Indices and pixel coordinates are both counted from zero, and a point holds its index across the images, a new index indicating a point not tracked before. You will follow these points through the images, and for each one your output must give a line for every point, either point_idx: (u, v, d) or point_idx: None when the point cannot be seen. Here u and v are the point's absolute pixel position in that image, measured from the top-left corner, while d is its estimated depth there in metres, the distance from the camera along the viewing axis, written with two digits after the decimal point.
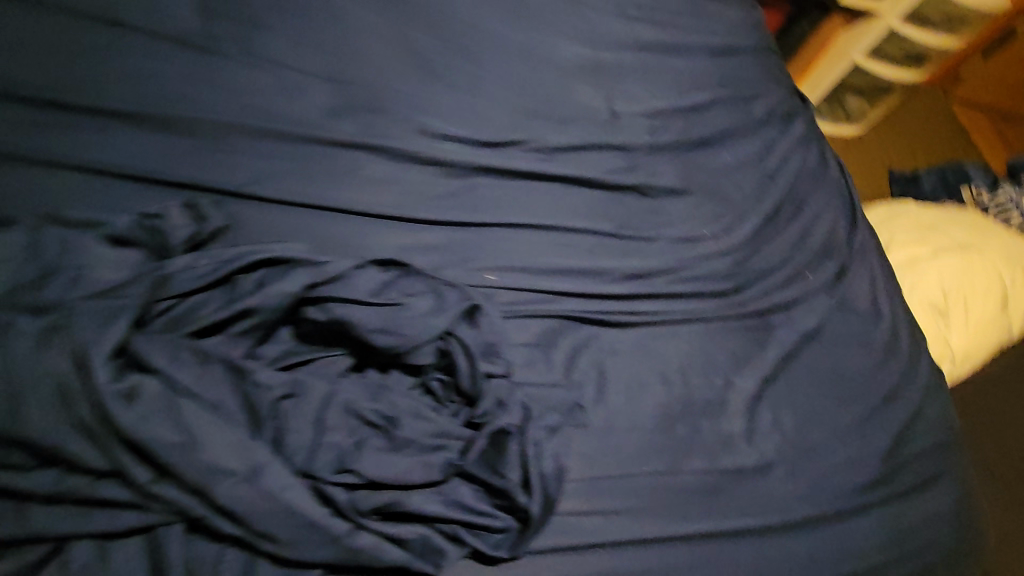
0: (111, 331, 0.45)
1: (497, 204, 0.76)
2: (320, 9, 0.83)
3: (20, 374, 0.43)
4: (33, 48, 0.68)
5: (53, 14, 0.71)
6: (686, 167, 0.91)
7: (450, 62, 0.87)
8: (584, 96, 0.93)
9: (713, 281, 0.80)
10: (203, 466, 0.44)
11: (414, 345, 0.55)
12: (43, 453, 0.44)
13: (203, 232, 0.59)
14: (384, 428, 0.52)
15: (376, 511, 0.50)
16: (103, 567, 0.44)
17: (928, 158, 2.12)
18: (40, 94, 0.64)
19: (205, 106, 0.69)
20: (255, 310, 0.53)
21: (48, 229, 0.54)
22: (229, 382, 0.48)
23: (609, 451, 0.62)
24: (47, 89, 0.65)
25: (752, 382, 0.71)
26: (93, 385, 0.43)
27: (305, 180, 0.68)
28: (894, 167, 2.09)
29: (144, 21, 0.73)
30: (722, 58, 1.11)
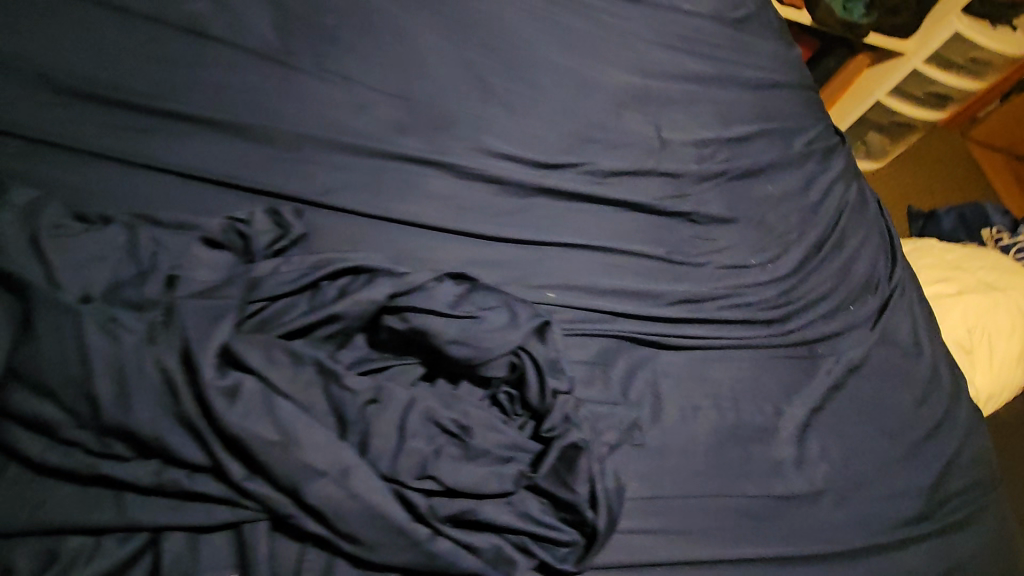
0: (217, 331, 0.47)
1: (555, 223, 0.78)
2: (387, 28, 0.85)
3: (130, 367, 0.45)
4: (120, 53, 0.69)
5: (138, 20, 0.72)
6: (733, 197, 0.93)
7: (508, 84, 0.89)
8: (636, 124, 0.95)
9: (761, 309, 0.81)
10: (298, 466, 0.46)
11: (488, 358, 0.57)
12: (145, 446, 0.45)
13: (286, 238, 0.60)
14: (460, 437, 0.54)
15: (451, 518, 0.51)
16: (195, 559, 0.45)
17: (952, 196, 2.14)
18: (127, 98, 0.66)
19: (283, 117, 0.71)
20: (340, 316, 0.55)
21: (142, 228, 0.55)
22: (320, 385, 0.50)
23: (666, 471, 0.64)
24: (134, 92, 0.67)
25: (800, 411, 0.73)
26: (201, 381, 0.45)
27: (375, 191, 0.70)
28: (920, 203, 2.11)
29: (224, 32, 0.75)
30: (765, 91, 1.14)
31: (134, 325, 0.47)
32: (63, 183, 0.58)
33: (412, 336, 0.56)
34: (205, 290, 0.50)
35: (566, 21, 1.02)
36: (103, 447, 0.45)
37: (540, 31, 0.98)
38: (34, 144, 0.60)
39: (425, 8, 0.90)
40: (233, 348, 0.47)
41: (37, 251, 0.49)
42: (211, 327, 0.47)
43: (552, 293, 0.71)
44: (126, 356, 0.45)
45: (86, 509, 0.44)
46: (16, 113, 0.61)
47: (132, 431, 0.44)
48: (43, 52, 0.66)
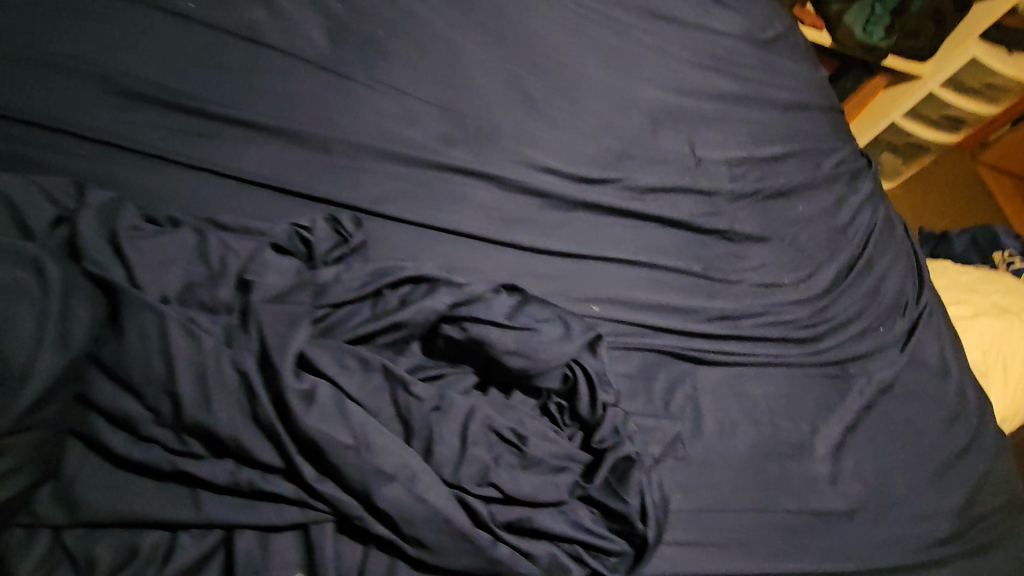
0: (294, 336, 0.49)
1: (597, 238, 0.80)
2: (434, 40, 0.86)
3: (212, 368, 0.47)
4: (178, 55, 0.70)
5: (194, 23, 0.72)
6: (765, 216, 0.95)
7: (549, 99, 0.90)
8: (670, 142, 0.97)
9: (794, 328, 0.83)
10: (369, 469, 0.47)
11: (543, 370, 0.58)
12: (222, 446, 0.46)
13: (345, 245, 0.62)
14: (517, 445, 0.55)
15: (508, 525, 0.52)
16: (266, 557, 0.46)
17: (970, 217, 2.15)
18: (187, 101, 0.66)
19: (337, 125, 0.72)
20: (402, 324, 0.56)
21: (210, 232, 0.57)
22: (387, 391, 0.52)
23: (708, 484, 0.65)
24: (193, 96, 0.67)
25: (834, 429, 0.74)
26: (280, 383, 0.47)
27: (427, 201, 0.71)
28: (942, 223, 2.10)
29: (277, 39, 0.75)
30: (794, 112, 1.15)
31: (213, 329, 0.49)
32: (134, 186, 0.59)
33: (471, 346, 0.58)
34: (278, 298, 0.53)
35: (603, 39, 1.04)
36: (181, 446, 0.46)
37: (578, 47, 0.99)
38: (102, 146, 0.61)
39: (469, 23, 0.92)
40: (308, 357, 0.50)
41: (118, 254, 0.51)
42: (289, 333, 0.49)
43: (597, 306, 0.72)
44: (208, 358, 0.47)
45: (164, 505, 0.45)
46: (82, 115, 0.62)
47: (211, 430, 0.45)
48: (105, 53, 0.66)
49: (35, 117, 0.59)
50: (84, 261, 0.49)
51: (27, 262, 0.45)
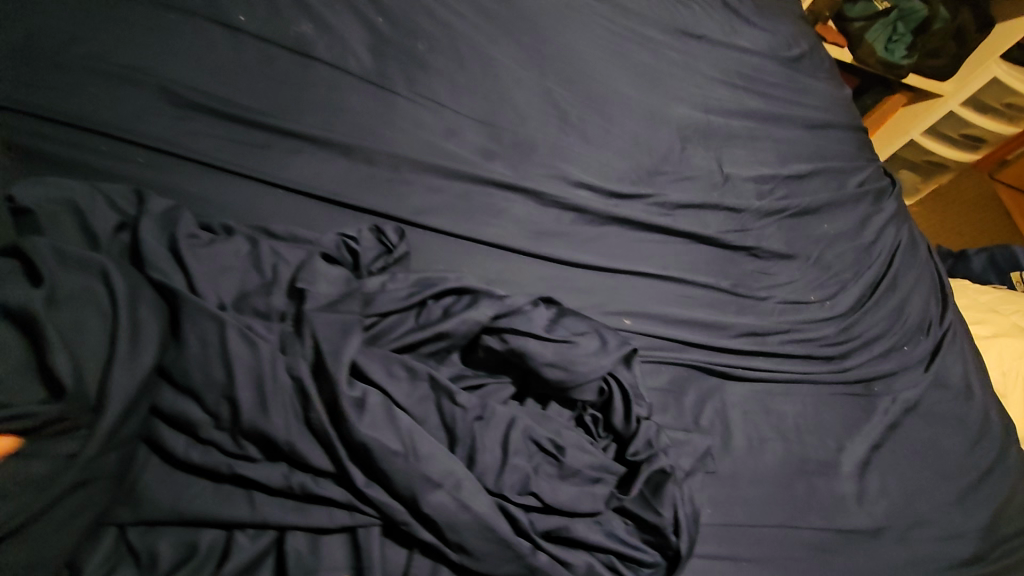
0: (347, 345, 0.51)
1: (628, 252, 0.81)
2: (472, 56, 0.89)
3: (268, 374, 0.48)
4: (229, 66, 0.72)
5: (245, 36, 0.75)
6: (792, 234, 0.96)
7: (581, 115, 0.92)
8: (699, 159, 0.98)
9: (821, 346, 0.84)
10: (417, 476, 0.49)
11: (582, 382, 0.59)
12: (276, 448, 0.48)
13: (390, 256, 0.64)
14: (556, 455, 0.56)
15: (546, 534, 0.53)
16: (316, 559, 0.48)
17: (999, 233, 2.12)
18: (239, 112, 0.68)
19: (379, 137, 0.74)
20: (446, 334, 0.58)
21: (263, 241, 0.58)
22: (432, 400, 0.54)
23: (737, 499, 0.66)
24: (245, 108, 0.69)
25: (860, 448, 0.75)
26: (335, 390, 0.49)
27: (465, 214, 0.73)
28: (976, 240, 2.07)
29: (324, 52, 0.78)
30: (819, 131, 1.17)
31: (269, 336, 0.51)
32: (189, 194, 0.62)
33: (511, 358, 0.59)
34: (330, 306, 0.55)
35: (632, 58, 1.06)
36: (237, 448, 0.48)
37: (609, 66, 1.02)
38: (159, 155, 0.63)
39: (504, 40, 0.94)
40: (358, 366, 0.52)
41: (178, 261, 0.53)
42: (341, 342, 0.51)
43: (628, 319, 0.74)
44: (265, 363, 0.49)
45: (220, 506, 0.47)
46: (141, 124, 0.64)
47: (268, 434, 0.47)
48: (161, 64, 0.69)
49: (97, 126, 0.62)
50: (149, 269, 0.51)
51: (98, 270, 0.47)
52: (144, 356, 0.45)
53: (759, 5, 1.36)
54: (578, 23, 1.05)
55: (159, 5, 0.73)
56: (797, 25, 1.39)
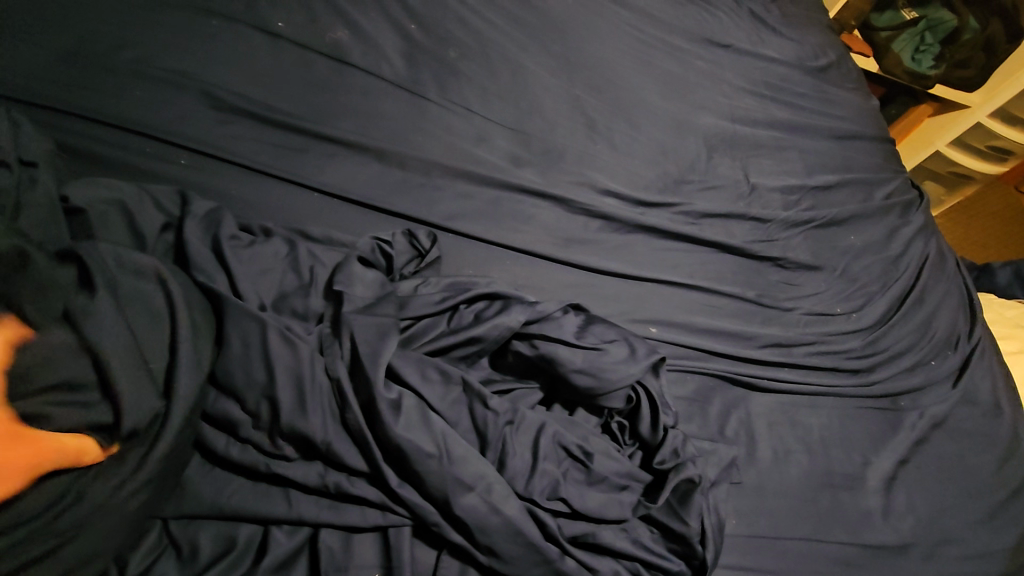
0: (384, 348, 0.52)
1: (655, 261, 0.81)
2: (502, 63, 0.90)
3: (307, 373, 0.50)
4: (268, 71, 0.74)
5: (284, 42, 0.77)
6: (818, 245, 0.96)
7: (609, 122, 0.93)
8: (725, 168, 0.98)
9: (847, 359, 0.83)
10: (449, 478, 0.49)
11: (611, 390, 0.60)
12: (312, 448, 0.49)
13: (423, 261, 0.65)
14: (584, 461, 0.57)
15: (574, 540, 0.54)
16: (349, 557, 0.48)
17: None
18: (278, 117, 0.70)
19: (412, 143, 0.76)
20: (478, 338, 0.58)
21: (301, 243, 0.60)
22: (464, 403, 0.55)
23: (762, 511, 0.66)
24: (284, 112, 0.71)
25: (886, 463, 0.75)
26: (371, 392, 0.50)
27: (495, 220, 0.74)
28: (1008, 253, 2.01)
29: (360, 59, 0.80)
30: (846, 142, 1.16)
31: (308, 337, 0.53)
32: (229, 196, 0.63)
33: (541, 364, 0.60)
34: (366, 308, 0.56)
35: (660, 67, 1.07)
36: (275, 446, 0.49)
37: (636, 74, 1.03)
38: (201, 156, 0.65)
39: (534, 48, 0.95)
40: (393, 369, 0.53)
41: (222, 261, 0.55)
42: (378, 344, 0.52)
43: (654, 328, 0.74)
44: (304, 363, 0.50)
45: (256, 502, 0.48)
46: (184, 126, 0.66)
47: (305, 432, 0.48)
48: (204, 68, 0.71)
49: (143, 128, 0.64)
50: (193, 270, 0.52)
51: (152, 274, 0.49)
52: (196, 363, 0.47)
53: (786, 16, 1.36)
54: (606, 31, 1.06)
55: (202, 10, 0.75)
56: (825, 35, 1.38)
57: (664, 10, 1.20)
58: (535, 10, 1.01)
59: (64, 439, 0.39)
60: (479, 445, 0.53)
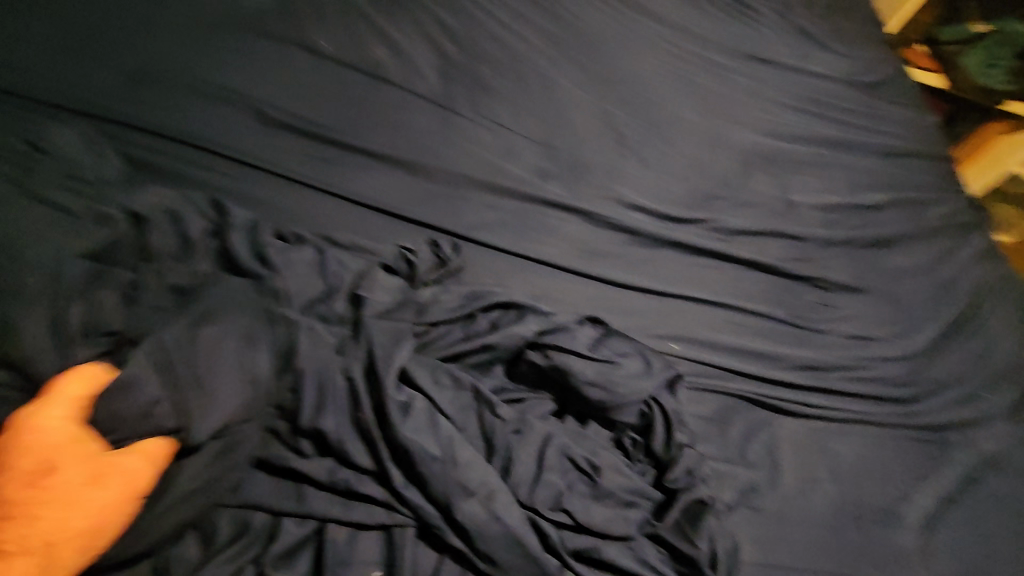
0: (398, 351, 0.54)
1: (681, 276, 0.80)
2: (534, 79, 0.92)
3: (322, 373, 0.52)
4: (312, 88, 0.79)
5: (329, 62, 0.82)
6: (861, 266, 0.91)
7: (639, 137, 0.93)
8: (762, 185, 0.96)
9: (888, 386, 0.79)
10: (453, 482, 0.50)
11: (622, 404, 0.60)
12: (325, 443, 0.51)
13: (444, 269, 0.66)
14: (591, 475, 0.56)
15: (575, 553, 0.53)
16: (352, 552, 0.50)
17: None
18: (319, 132, 0.75)
19: (443, 157, 0.78)
20: (491, 346, 0.60)
21: (329, 249, 0.63)
22: (474, 409, 0.56)
23: (781, 540, 0.63)
24: (324, 127, 0.76)
25: (926, 499, 0.70)
26: (382, 394, 0.52)
27: (519, 232, 0.76)
28: None
29: (398, 76, 0.84)
30: (898, 159, 1.11)
31: (328, 338, 0.55)
32: (268, 203, 0.68)
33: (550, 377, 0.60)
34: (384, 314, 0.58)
35: (697, 82, 1.06)
36: (291, 440, 0.51)
37: (671, 90, 1.02)
38: (245, 167, 0.70)
39: (569, 66, 0.97)
40: (406, 372, 0.54)
41: (256, 265, 0.58)
42: (393, 348, 0.54)
43: (676, 344, 0.73)
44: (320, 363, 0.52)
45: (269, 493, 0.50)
46: (232, 138, 0.71)
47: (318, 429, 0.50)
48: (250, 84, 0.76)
49: (196, 141, 0.69)
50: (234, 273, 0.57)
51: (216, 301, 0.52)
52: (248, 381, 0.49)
53: (838, 30, 1.32)
54: (643, 47, 1.07)
55: (254, 33, 0.82)
56: (878, 48, 1.34)
57: (703, 26, 1.20)
58: (570, 28, 1.03)
59: (139, 465, 0.43)
60: (485, 451, 0.54)
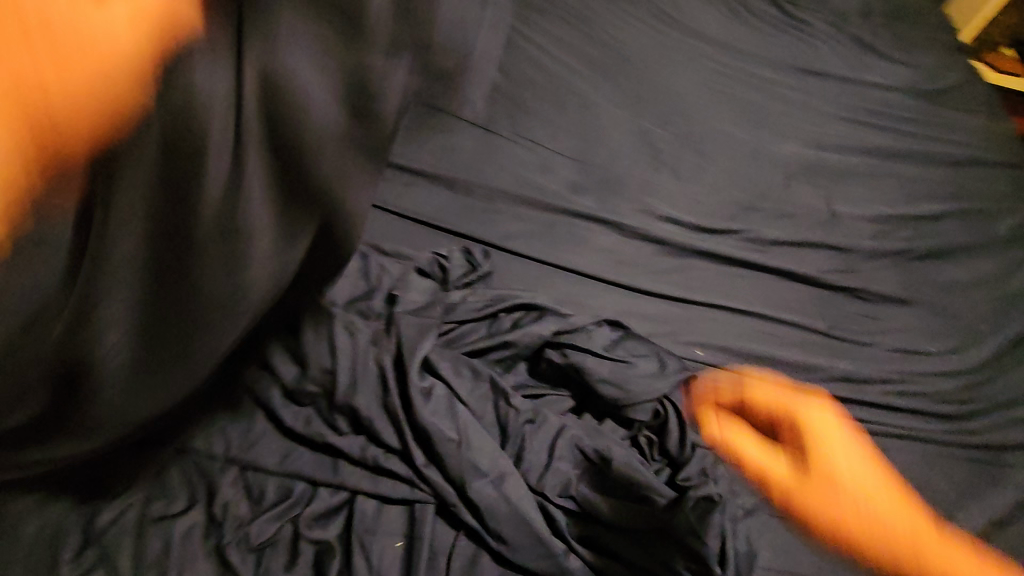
0: (424, 343, 0.60)
1: (710, 285, 0.82)
2: (572, 100, 0.98)
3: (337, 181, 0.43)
4: None
5: None
6: (912, 277, 0.88)
7: (674, 151, 0.96)
8: (804, 196, 0.95)
9: (936, 401, 0.75)
10: (467, 463, 0.56)
11: (635, 402, 0.62)
12: (359, 422, 0.58)
13: (475, 274, 0.73)
14: (601, 468, 0.59)
15: (583, 540, 0.56)
16: (376, 521, 0.55)
17: None
18: None
19: (481, 173, 0.85)
20: (512, 343, 0.64)
21: (373, 255, 0.71)
22: (492, 400, 0.61)
23: (805, 550, 0.62)
24: None
25: (974, 521, 0.66)
26: (407, 382, 0.58)
27: (549, 242, 0.80)
28: None
29: None
30: (963, 168, 1.05)
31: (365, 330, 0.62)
32: None
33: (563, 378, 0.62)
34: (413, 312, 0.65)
35: (738, 97, 1.07)
36: (330, 418, 0.58)
37: (710, 105, 1.04)
38: None
39: (607, 86, 1.02)
40: (429, 363, 0.60)
41: None
42: (416, 341, 0.61)
43: (700, 351, 0.74)
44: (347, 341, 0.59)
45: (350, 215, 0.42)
46: None
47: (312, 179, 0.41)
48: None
49: None
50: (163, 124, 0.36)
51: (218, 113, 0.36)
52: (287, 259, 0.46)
53: (900, 39, 1.28)
54: (683, 65, 1.10)
55: None
56: (945, 55, 1.28)
57: (749, 41, 1.20)
58: (610, 50, 1.08)
59: None
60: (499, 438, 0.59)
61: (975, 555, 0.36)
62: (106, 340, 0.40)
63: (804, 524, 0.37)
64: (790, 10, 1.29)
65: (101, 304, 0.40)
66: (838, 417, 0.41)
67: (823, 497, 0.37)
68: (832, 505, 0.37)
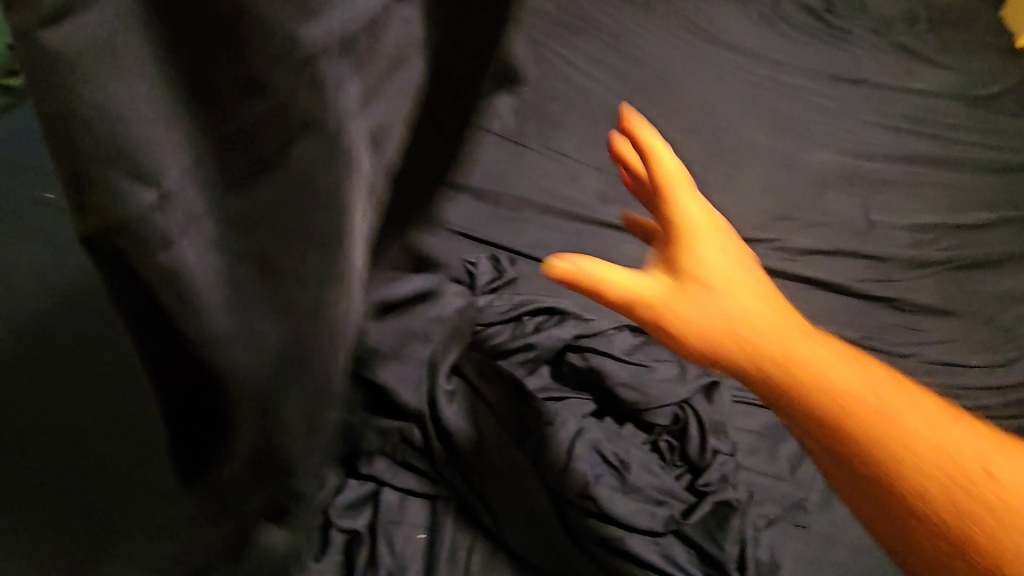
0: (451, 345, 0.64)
1: None
2: (602, 113, 1.00)
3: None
4: None
5: None
6: (955, 288, 0.85)
7: (703, 162, 0.96)
8: (840, 205, 0.93)
9: (981, 416, 0.72)
10: (488, 462, 0.58)
11: (655, 406, 0.64)
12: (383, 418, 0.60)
13: (500, 280, 0.75)
14: (619, 471, 0.60)
15: (600, 543, 0.56)
16: (400, 512, 0.57)
17: None
18: None
19: (509, 185, 0.88)
20: (534, 346, 0.67)
21: None
22: (512, 399, 0.62)
23: (832, 562, 0.60)
24: None
25: None
26: (434, 383, 0.62)
27: (574, 250, 0.82)
28: None
29: None
30: (1014, 175, 1.01)
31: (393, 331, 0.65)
32: None
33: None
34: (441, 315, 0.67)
35: (772, 107, 1.07)
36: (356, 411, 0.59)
37: (740, 115, 1.04)
38: None
39: (636, 99, 1.03)
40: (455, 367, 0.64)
41: None
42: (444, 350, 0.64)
43: None
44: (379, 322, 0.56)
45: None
46: None
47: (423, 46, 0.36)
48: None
49: None
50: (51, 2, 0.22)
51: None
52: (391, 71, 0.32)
53: (945, 43, 1.24)
54: (713, 77, 1.10)
55: None
56: (996, 58, 1.23)
57: (784, 50, 1.19)
58: (640, 62, 1.09)
59: None
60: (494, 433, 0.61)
61: (854, 362, 0.37)
62: (220, 251, 0.27)
63: (669, 333, 0.40)
64: (827, 19, 1.27)
65: (182, 204, 0.25)
66: (711, 229, 0.43)
67: (692, 306, 0.40)
68: (689, 310, 0.40)
